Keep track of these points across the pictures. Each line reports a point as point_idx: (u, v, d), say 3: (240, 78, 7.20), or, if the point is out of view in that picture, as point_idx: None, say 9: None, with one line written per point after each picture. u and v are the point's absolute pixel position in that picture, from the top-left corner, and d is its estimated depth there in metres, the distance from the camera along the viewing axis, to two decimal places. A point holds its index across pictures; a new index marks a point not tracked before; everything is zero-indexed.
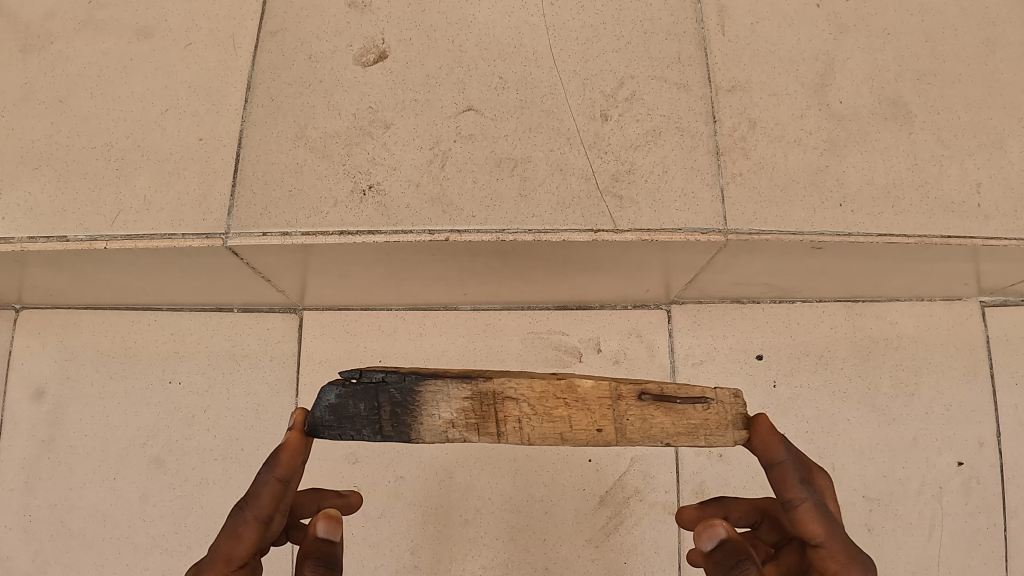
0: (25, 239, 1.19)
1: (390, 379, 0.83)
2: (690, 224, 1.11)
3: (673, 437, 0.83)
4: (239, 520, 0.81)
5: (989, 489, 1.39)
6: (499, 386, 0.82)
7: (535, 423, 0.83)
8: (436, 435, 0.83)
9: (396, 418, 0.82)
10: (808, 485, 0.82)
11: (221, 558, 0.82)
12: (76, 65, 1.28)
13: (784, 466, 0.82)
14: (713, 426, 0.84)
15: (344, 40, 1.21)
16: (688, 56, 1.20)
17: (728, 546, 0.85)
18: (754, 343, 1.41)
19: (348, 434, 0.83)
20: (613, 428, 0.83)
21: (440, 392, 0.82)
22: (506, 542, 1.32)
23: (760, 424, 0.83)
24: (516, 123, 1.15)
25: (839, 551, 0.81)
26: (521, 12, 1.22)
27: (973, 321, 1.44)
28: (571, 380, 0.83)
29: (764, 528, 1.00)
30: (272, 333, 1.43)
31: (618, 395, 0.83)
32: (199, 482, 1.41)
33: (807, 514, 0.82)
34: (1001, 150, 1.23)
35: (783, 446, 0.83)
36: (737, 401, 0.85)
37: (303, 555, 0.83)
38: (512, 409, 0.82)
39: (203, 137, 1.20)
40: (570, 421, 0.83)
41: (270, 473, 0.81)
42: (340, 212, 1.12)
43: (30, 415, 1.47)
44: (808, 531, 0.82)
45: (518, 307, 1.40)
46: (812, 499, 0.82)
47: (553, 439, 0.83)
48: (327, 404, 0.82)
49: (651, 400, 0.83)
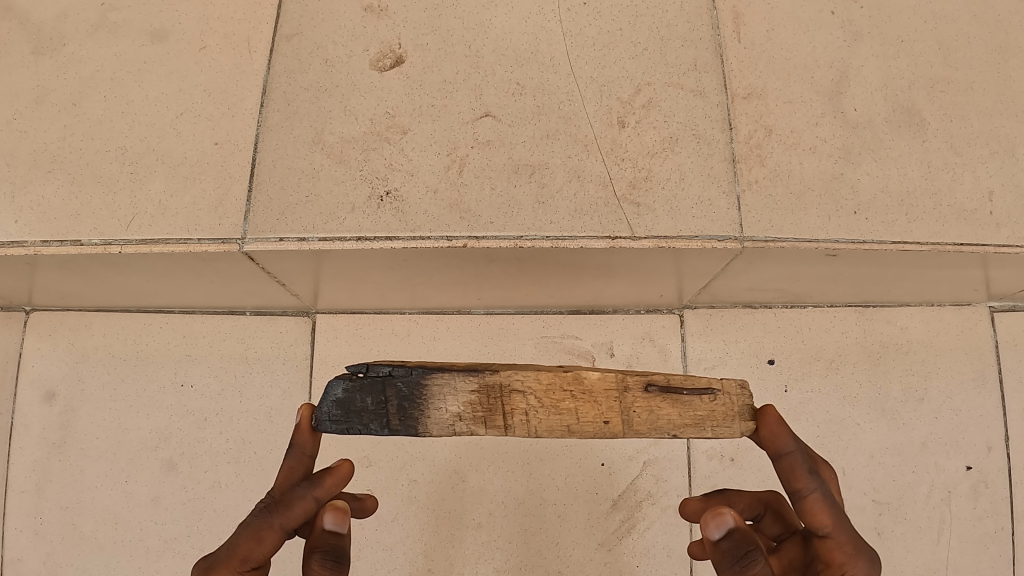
0: (38, 243, 1.19)
1: (397, 372, 0.82)
2: (706, 232, 1.11)
3: (680, 428, 0.82)
4: (263, 524, 0.85)
5: (997, 493, 1.41)
6: (506, 378, 0.81)
7: (542, 415, 0.82)
8: (443, 428, 0.82)
9: (403, 412, 0.82)
10: (815, 475, 0.85)
11: (238, 555, 0.85)
12: (89, 67, 1.28)
13: (793, 457, 0.84)
14: (719, 417, 0.83)
15: (360, 45, 1.21)
16: (704, 63, 1.21)
17: (735, 536, 0.84)
18: (766, 348, 1.41)
19: (356, 428, 0.83)
20: (620, 421, 0.82)
21: (446, 385, 0.82)
22: (518, 545, 1.33)
23: (768, 416, 0.82)
24: (533, 130, 1.15)
25: (846, 541, 0.87)
26: (537, 18, 1.22)
27: (982, 326, 1.45)
28: (577, 372, 0.82)
29: (766, 521, 1.04)
30: (285, 336, 1.43)
31: (625, 386, 0.82)
32: (210, 485, 1.41)
33: (814, 503, 0.86)
34: (1014, 158, 1.24)
35: (792, 439, 0.84)
36: (742, 392, 0.85)
37: (310, 548, 0.84)
38: (519, 401, 0.81)
39: (219, 142, 1.20)
40: (577, 414, 0.82)
41: (310, 492, 0.85)
42: (357, 218, 1.12)
43: (41, 417, 1.47)
44: (816, 521, 0.86)
45: (531, 311, 1.40)
46: (819, 489, 0.86)
47: (560, 432, 0.83)
48: (334, 399, 0.83)
49: (657, 391, 0.82)
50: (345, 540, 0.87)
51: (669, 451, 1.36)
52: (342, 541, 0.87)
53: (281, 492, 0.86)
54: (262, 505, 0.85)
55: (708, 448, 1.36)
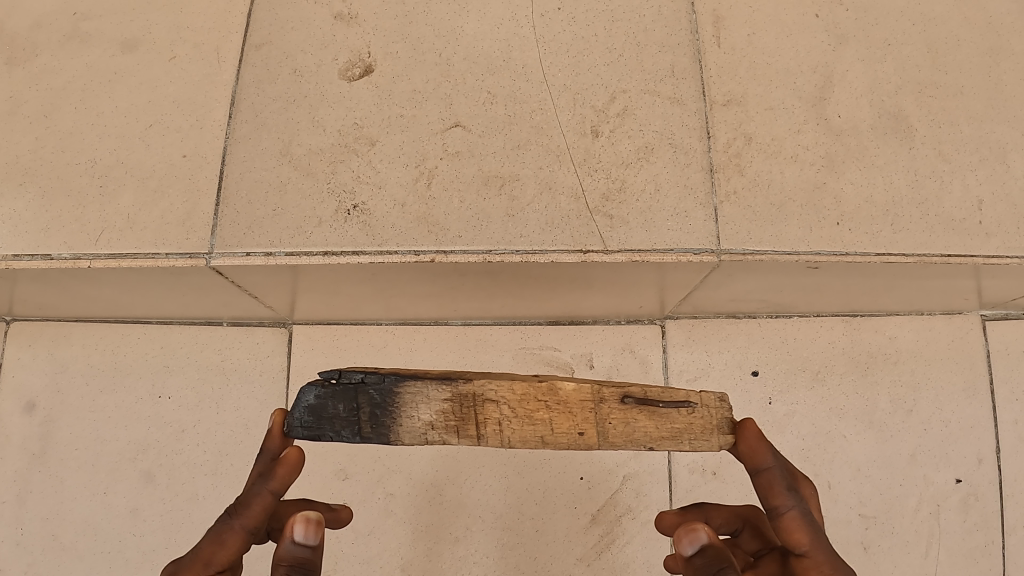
0: (10, 257, 1.17)
1: (370, 379, 0.79)
2: (681, 244, 1.08)
3: (657, 441, 0.79)
4: (224, 527, 0.82)
5: (988, 506, 1.37)
6: (479, 388, 0.78)
7: (516, 426, 0.79)
8: (415, 438, 0.79)
9: (375, 420, 0.79)
10: (795, 492, 0.80)
11: (200, 559, 0.82)
12: (60, 78, 1.26)
13: (771, 472, 0.79)
14: (698, 431, 0.80)
15: (330, 54, 1.19)
16: (682, 69, 1.17)
17: (709, 552, 0.80)
18: (750, 358, 1.38)
19: (327, 435, 0.79)
20: (595, 432, 0.79)
21: (419, 393, 0.79)
22: (496, 560, 1.31)
23: (748, 430, 0.79)
24: (504, 140, 1.13)
25: (825, 561, 0.78)
26: (510, 24, 1.19)
27: (974, 335, 1.41)
28: (552, 381, 0.79)
29: (744, 536, 0.99)
30: (262, 347, 1.42)
31: (601, 398, 0.79)
32: (189, 497, 1.41)
33: (791, 522, 0.79)
34: (1004, 165, 1.20)
35: (771, 453, 0.79)
36: (722, 405, 0.81)
37: (276, 560, 0.78)
38: (493, 411, 0.78)
39: (187, 154, 1.18)
40: (551, 424, 0.78)
41: (265, 486, 0.81)
42: (324, 232, 1.10)
43: (20, 428, 1.46)
44: (793, 540, 0.79)
45: (509, 322, 1.38)
46: (798, 507, 0.79)
47: (534, 443, 0.79)
48: (306, 405, 0.79)
49: (634, 403, 0.78)
50: (316, 555, 0.81)
51: (650, 464, 1.33)
52: (312, 555, 0.80)
53: (241, 493, 0.82)
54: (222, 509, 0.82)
55: (689, 462, 1.34)
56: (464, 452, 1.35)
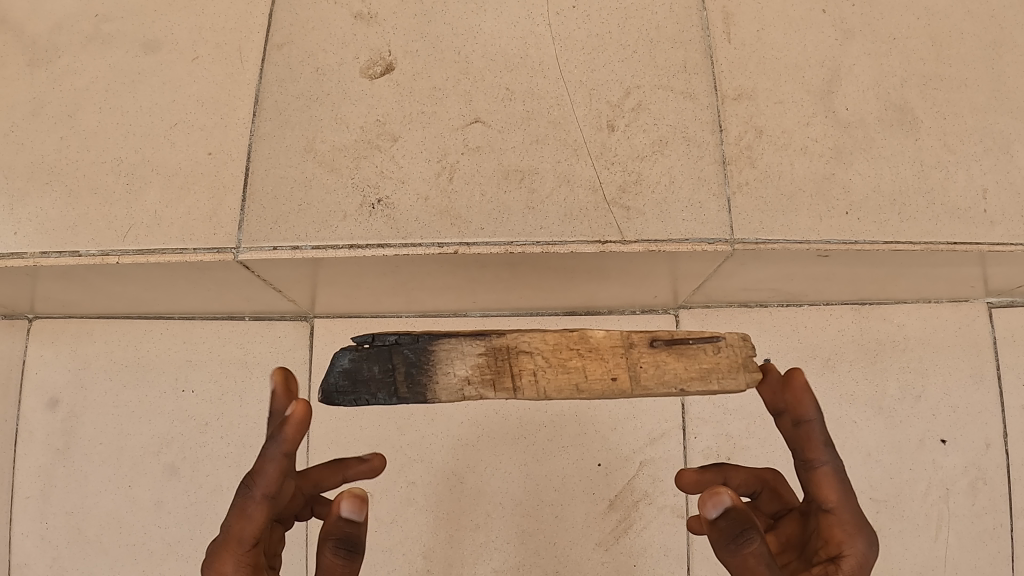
0: (38, 255, 1.21)
1: (403, 340, 0.82)
2: (696, 235, 1.11)
3: (688, 382, 0.81)
4: (247, 500, 0.83)
5: (996, 489, 1.40)
6: (513, 340, 0.82)
7: (550, 376, 0.81)
8: (452, 394, 0.81)
9: (410, 378, 0.81)
10: (830, 448, 0.85)
11: (231, 538, 0.84)
12: (84, 79, 1.30)
13: (811, 426, 0.84)
14: (726, 368, 0.82)
15: (350, 53, 1.22)
16: (694, 64, 1.20)
17: (733, 513, 0.81)
18: (762, 347, 1.41)
19: (363, 398, 0.81)
20: (628, 378, 0.81)
21: (454, 349, 0.82)
22: (516, 546, 1.34)
23: (797, 378, 0.83)
24: (522, 135, 1.16)
25: (848, 519, 0.85)
26: (526, 22, 1.22)
27: (980, 321, 1.44)
28: (583, 331, 0.83)
29: (764, 498, 1.00)
30: (283, 340, 1.44)
31: (630, 343, 0.82)
32: (212, 489, 1.43)
33: (825, 477, 0.85)
34: (1008, 155, 1.24)
35: (814, 408, 0.85)
36: (746, 343, 0.83)
37: (327, 533, 0.82)
38: (527, 362, 0.81)
39: (212, 152, 1.21)
40: (585, 372, 0.81)
41: (277, 449, 0.83)
42: (349, 226, 1.13)
43: (44, 423, 1.48)
44: (821, 495, 0.85)
45: (527, 313, 1.40)
46: (832, 463, 0.85)
47: (569, 393, 0.81)
48: (341, 369, 0.81)
49: (663, 346, 0.82)
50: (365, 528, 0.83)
51: (666, 451, 1.37)
52: (359, 529, 0.82)
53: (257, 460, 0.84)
54: (243, 482, 0.84)
55: (704, 449, 1.37)
56: (483, 442, 1.37)
